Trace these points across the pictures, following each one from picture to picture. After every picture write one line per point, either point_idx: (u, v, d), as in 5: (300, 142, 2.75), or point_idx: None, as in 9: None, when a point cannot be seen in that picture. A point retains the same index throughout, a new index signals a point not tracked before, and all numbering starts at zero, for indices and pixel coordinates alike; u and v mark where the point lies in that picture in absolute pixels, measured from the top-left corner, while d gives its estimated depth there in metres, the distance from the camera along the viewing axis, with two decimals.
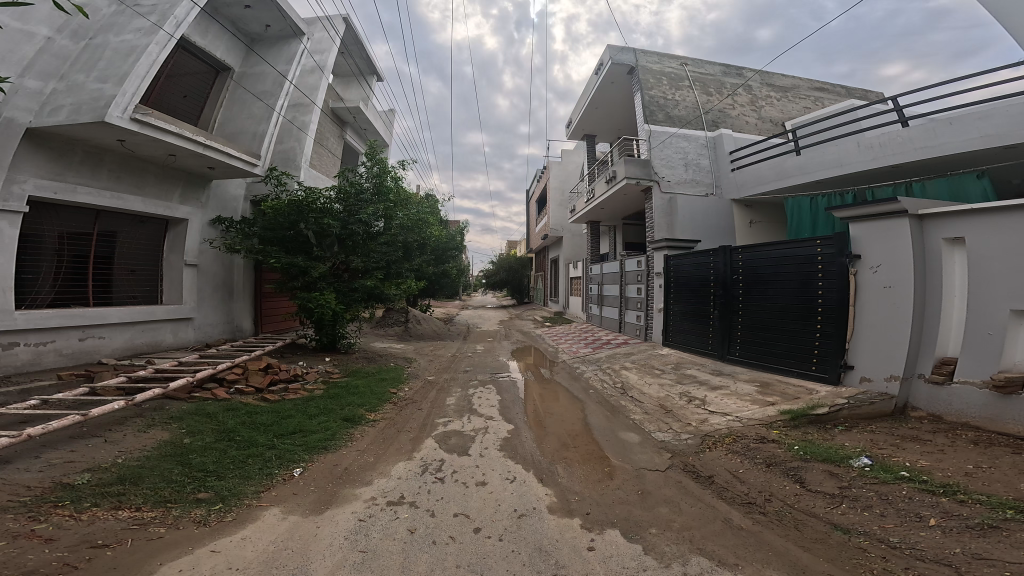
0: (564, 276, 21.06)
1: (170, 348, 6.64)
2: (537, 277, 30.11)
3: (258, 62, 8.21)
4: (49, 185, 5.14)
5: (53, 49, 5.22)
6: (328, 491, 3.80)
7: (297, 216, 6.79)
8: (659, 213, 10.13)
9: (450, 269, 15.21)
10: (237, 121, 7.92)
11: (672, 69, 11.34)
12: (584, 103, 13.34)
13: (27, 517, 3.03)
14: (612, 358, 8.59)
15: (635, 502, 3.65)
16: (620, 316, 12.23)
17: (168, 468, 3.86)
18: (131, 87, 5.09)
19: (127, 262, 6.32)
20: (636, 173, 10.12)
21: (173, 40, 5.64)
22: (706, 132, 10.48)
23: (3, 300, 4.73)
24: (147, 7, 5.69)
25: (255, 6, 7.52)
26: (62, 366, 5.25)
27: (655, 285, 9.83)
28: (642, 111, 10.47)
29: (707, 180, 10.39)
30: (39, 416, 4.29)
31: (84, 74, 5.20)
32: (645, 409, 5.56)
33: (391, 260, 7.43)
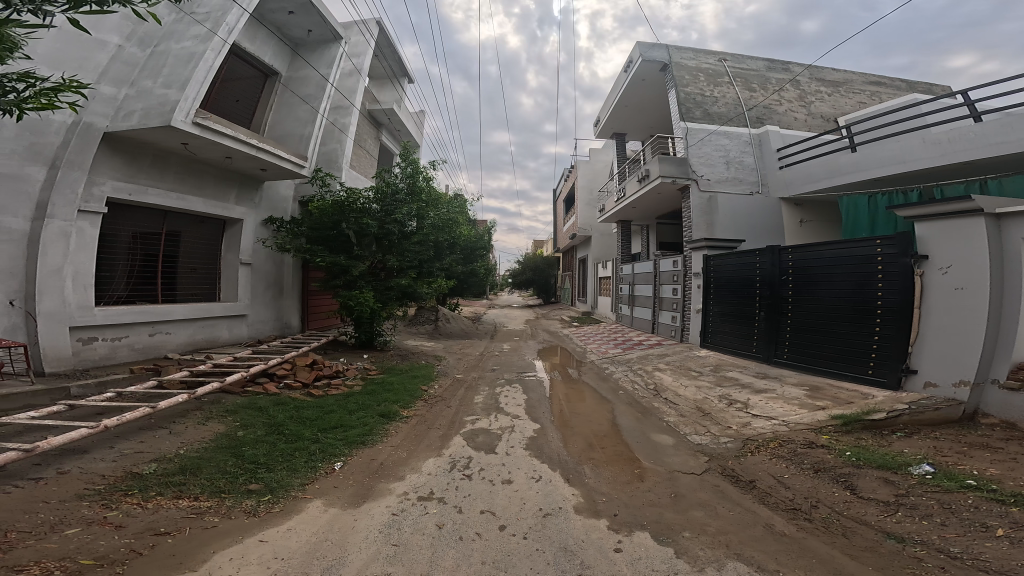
0: (592, 276, 20.84)
1: (227, 344, 7.15)
2: (563, 276, 29.86)
3: (303, 67, 8.76)
4: (124, 187, 5.68)
5: (122, 57, 5.70)
6: (365, 485, 3.94)
7: (339, 217, 7.13)
8: (697, 212, 9.74)
9: (479, 269, 15.34)
10: (285, 124, 8.47)
11: (710, 65, 11.08)
12: (613, 102, 13.15)
13: (100, 504, 3.32)
14: (645, 359, 8.36)
15: (668, 506, 3.54)
16: (654, 315, 11.87)
17: (223, 460, 4.13)
18: (192, 92, 5.59)
19: (189, 261, 6.87)
20: (671, 171, 9.73)
21: (225, 42, 6.10)
22: (750, 129, 10.16)
23: (85, 296, 5.25)
24: (201, 14, 6.15)
25: (298, 11, 8.02)
26: (133, 360, 5.75)
27: (693, 287, 9.53)
28: (677, 109, 10.16)
29: (750, 179, 9.89)
30: (113, 409, 4.69)
31: (151, 80, 5.67)
32: (681, 411, 5.36)
33: (423, 259, 7.68)
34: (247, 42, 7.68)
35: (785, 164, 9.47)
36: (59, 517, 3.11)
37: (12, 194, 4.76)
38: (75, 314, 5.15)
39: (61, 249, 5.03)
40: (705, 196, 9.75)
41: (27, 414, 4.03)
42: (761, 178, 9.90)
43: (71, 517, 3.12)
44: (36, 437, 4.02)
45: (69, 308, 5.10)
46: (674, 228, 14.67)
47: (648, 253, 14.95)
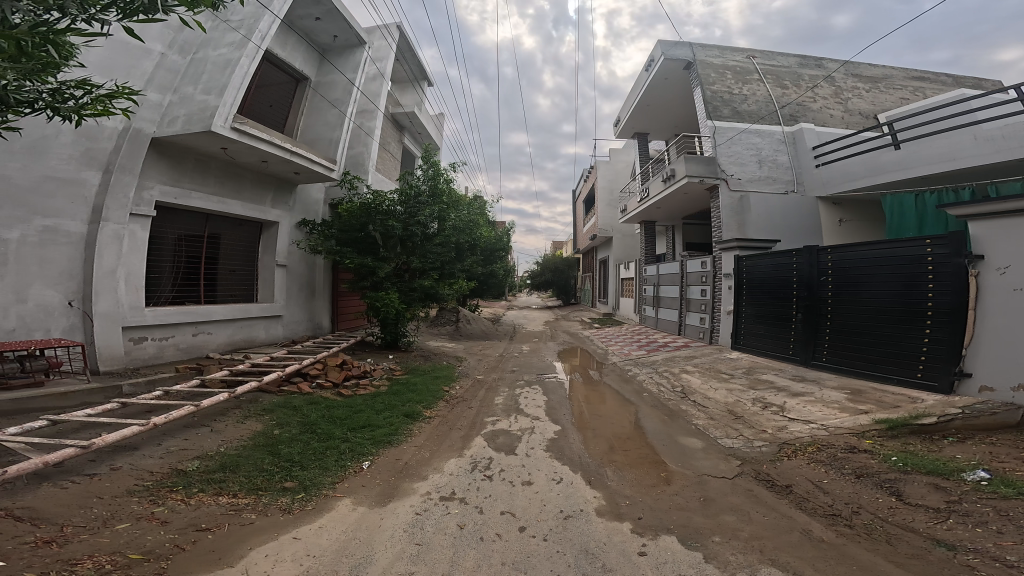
0: (614, 276, 20.64)
1: (263, 343, 7.45)
2: (584, 278, 29.69)
3: (331, 71, 8.93)
4: (170, 191, 5.95)
5: (166, 64, 5.89)
6: (390, 485, 3.99)
7: (366, 219, 7.36)
8: (728, 212, 9.50)
9: (498, 270, 15.41)
10: (316, 128, 8.62)
11: (737, 62, 10.90)
12: (634, 101, 13.00)
13: (149, 500, 3.49)
14: (671, 361, 8.14)
15: (697, 510, 3.42)
16: (680, 316, 11.61)
17: (260, 458, 4.27)
18: (230, 98, 5.77)
19: (228, 263, 7.19)
20: (698, 170, 9.60)
21: (260, 48, 6.21)
22: (783, 127, 9.87)
23: (136, 297, 5.57)
24: (236, 22, 6.28)
25: (325, 18, 8.21)
26: (178, 359, 6.06)
27: (723, 287, 9.25)
28: (704, 108, 9.97)
29: (786, 177, 9.61)
30: (161, 407, 4.91)
31: (192, 86, 5.87)
32: (710, 414, 5.17)
33: (445, 260, 7.78)
34: (277, 46, 7.87)
35: (822, 162, 9.13)
36: (111, 512, 3.27)
37: (70, 197, 5.05)
38: (127, 314, 5.49)
39: (114, 251, 5.35)
40: (736, 195, 9.48)
41: (84, 413, 4.28)
42: (796, 177, 9.57)
43: (122, 512, 3.28)
44: (92, 434, 4.26)
45: (122, 309, 5.43)
46: (701, 228, 14.33)
47: (674, 254, 14.66)
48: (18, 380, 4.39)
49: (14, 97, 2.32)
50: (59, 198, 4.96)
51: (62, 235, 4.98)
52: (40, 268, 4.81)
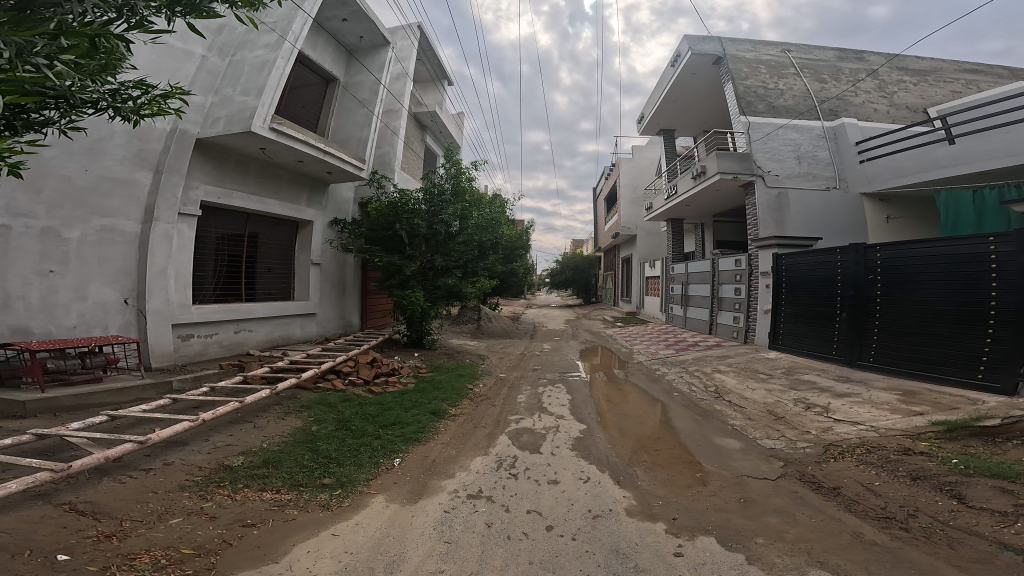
0: (637, 275, 20.22)
1: (299, 340, 7.79)
2: (605, 277, 29.23)
3: (360, 71, 9.10)
4: (214, 191, 6.27)
5: (208, 66, 6.16)
6: (420, 482, 3.99)
7: (393, 218, 7.54)
8: (765, 210, 9.14)
9: (519, 269, 15.31)
10: (346, 128, 8.78)
11: (770, 57, 10.69)
12: (660, 98, 12.85)
13: (198, 495, 3.64)
14: (703, 361, 7.81)
15: (736, 511, 3.26)
16: (711, 317, 11.23)
17: (301, 454, 4.38)
18: (267, 98, 6.00)
19: (267, 263, 7.50)
20: (732, 167, 9.29)
21: (293, 50, 6.48)
22: (823, 122, 9.43)
23: (183, 296, 5.90)
24: (269, 25, 6.53)
25: (351, 19, 8.40)
26: (222, 355, 6.37)
27: (759, 286, 8.88)
28: (737, 103, 9.74)
29: (828, 172, 9.14)
30: (207, 402, 5.09)
31: (232, 88, 6.13)
32: (748, 414, 4.89)
33: (468, 259, 7.91)
34: (308, 48, 8.06)
35: (867, 158, 8.70)
36: (165, 507, 3.43)
37: (125, 198, 5.36)
38: (176, 311, 5.81)
39: (164, 249, 5.67)
40: (773, 192, 9.10)
41: (139, 410, 4.54)
42: (838, 173, 9.13)
43: (175, 507, 3.44)
44: (147, 430, 4.50)
45: (172, 307, 5.77)
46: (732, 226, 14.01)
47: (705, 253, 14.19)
48: (79, 375, 4.71)
49: (80, 97, 2.60)
50: (115, 198, 5.28)
51: (118, 233, 5.31)
52: (98, 265, 5.13)
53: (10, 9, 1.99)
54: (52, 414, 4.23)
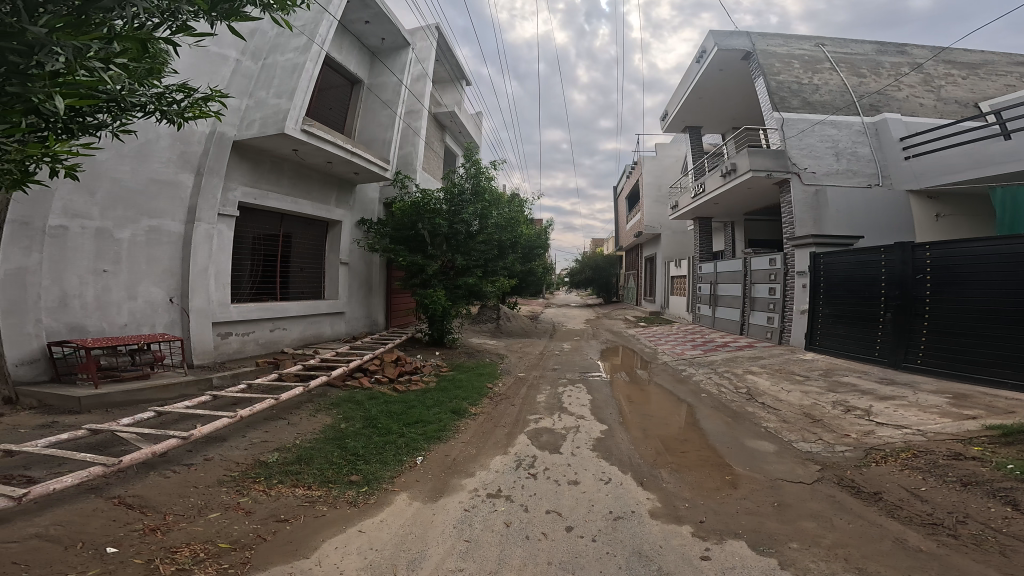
0: (661, 275, 19.81)
1: (330, 338, 8.10)
2: (627, 275, 28.69)
3: (383, 72, 9.19)
4: (251, 193, 6.58)
5: (242, 70, 6.37)
6: (441, 480, 3.99)
7: (415, 217, 7.68)
8: (801, 207, 8.78)
9: (538, 268, 15.23)
10: (370, 129, 8.98)
11: (804, 51, 10.40)
12: (686, 94, 12.59)
13: (235, 490, 3.77)
14: (733, 362, 7.51)
15: (769, 515, 3.09)
16: (742, 319, 10.87)
17: (330, 450, 4.45)
18: (298, 100, 6.22)
19: (299, 262, 7.80)
20: (766, 164, 8.96)
21: (320, 53, 6.63)
22: (863, 117, 9.08)
23: (222, 296, 6.22)
24: (299, 27, 6.70)
25: (373, 20, 8.46)
26: (258, 352, 6.68)
27: (795, 286, 8.50)
28: (770, 99, 9.44)
29: (869, 169, 8.80)
30: (244, 399, 5.28)
31: (266, 91, 6.37)
32: (783, 416, 4.66)
33: (488, 258, 8.04)
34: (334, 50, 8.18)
35: (913, 154, 8.27)
36: (205, 501, 3.57)
37: (170, 199, 5.65)
38: (216, 310, 6.13)
39: (206, 249, 6.00)
40: (809, 189, 8.77)
41: (183, 405, 4.75)
42: (881, 170, 8.76)
43: (214, 502, 3.57)
44: (190, 425, 4.71)
45: (213, 305, 6.09)
46: (766, 224, 13.49)
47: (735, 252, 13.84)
48: (130, 372, 5.01)
49: (131, 99, 2.84)
50: (161, 199, 5.55)
51: (164, 234, 5.61)
52: (146, 265, 5.44)
53: (70, 14, 2.23)
54: (105, 409, 4.50)
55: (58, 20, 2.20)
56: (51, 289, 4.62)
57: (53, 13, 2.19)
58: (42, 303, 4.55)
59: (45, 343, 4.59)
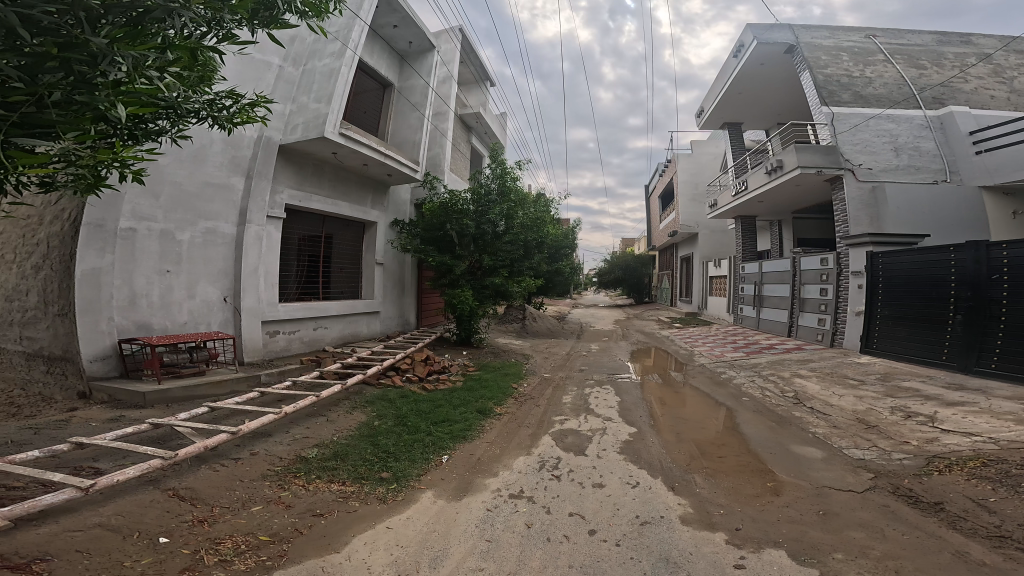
0: (699, 275, 19.14)
1: (365, 337, 8.51)
2: (661, 275, 27.92)
3: (411, 76, 9.50)
4: (296, 195, 7.01)
5: (284, 76, 6.78)
6: (466, 479, 3.95)
7: (444, 218, 7.89)
8: (856, 204, 8.37)
9: (566, 268, 15.02)
10: (402, 131, 9.35)
11: (853, 42, 10.07)
12: (722, 90, 12.29)
13: (277, 485, 3.89)
14: (779, 364, 7.08)
15: (813, 524, 2.81)
16: (788, 321, 10.44)
17: (364, 447, 4.52)
18: (336, 104, 6.57)
19: (339, 263, 8.22)
20: (817, 161, 8.62)
21: (354, 57, 6.98)
22: (926, 110, 8.72)
23: (271, 296, 6.66)
24: (334, 33, 7.05)
25: (400, 25, 8.73)
26: (301, 350, 7.09)
27: (850, 286, 8.07)
28: (816, 94, 9.14)
29: (935, 165, 8.40)
30: (288, 396, 5.51)
31: (306, 95, 6.78)
32: (833, 422, 4.30)
33: (515, 258, 8.11)
34: (367, 54, 8.51)
35: (985, 148, 7.89)
36: (249, 494, 3.70)
37: (224, 201, 6.09)
38: (266, 309, 6.55)
39: (256, 250, 6.43)
40: (866, 186, 8.36)
41: (234, 401, 5.01)
42: (949, 165, 8.35)
43: (257, 496, 3.69)
44: (238, 420, 4.94)
45: (262, 305, 6.52)
46: (816, 223, 12.96)
47: (782, 252, 13.32)
48: (188, 368, 5.40)
49: (187, 106, 3.17)
50: (216, 202, 5.99)
51: (219, 235, 6.06)
52: (204, 266, 5.88)
53: (129, 25, 2.46)
54: (166, 404, 4.84)
55: (118, 31, 2.44)
56: (122, 288, 5.06)
57: (113, 25, 2.43)
58: (115, 302, 4.98)
59: (116, 340, 5.00)
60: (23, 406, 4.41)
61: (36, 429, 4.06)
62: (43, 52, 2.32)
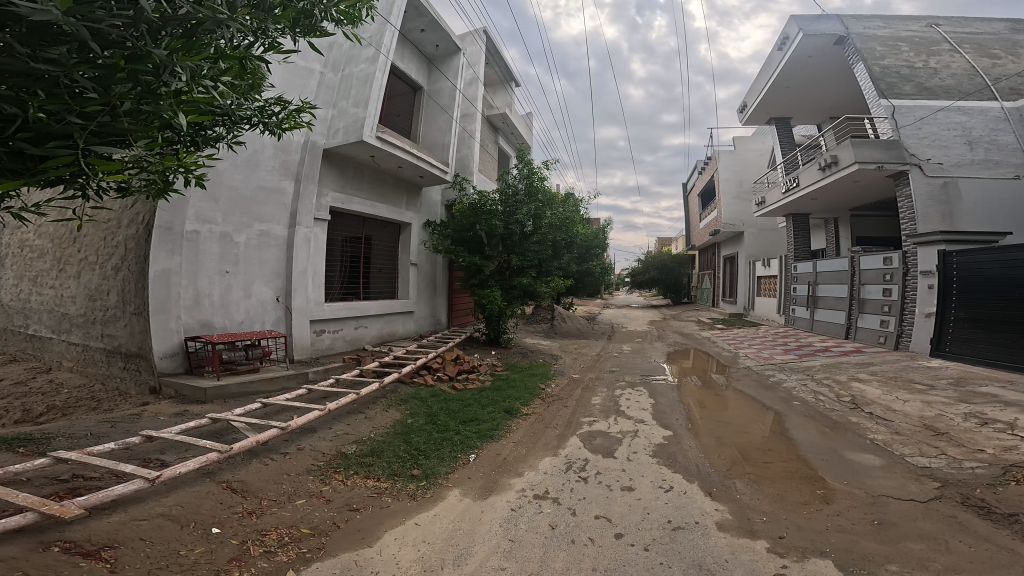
0: (745, 273, 18.35)
1: (401, 336, 8.88)
2: (702, 275, 26.99)
3: (440, 79, 9.81)
4: (338, 197, 7.37)
5: (326, 82, 7.13)
6: (490, 479, 3.88)
7: (474, 219, 8.01)
8: (924, 201, 7.91)
9: (595, 268, 14.71)
10: (433, 134, 9.68)
11: (912, 32, 9.74)
12: (766, 85, 11.78)
13: (320, 479, 3.96)
14: (835, 368, 6.60)
15: (864, 533, 2.53)
16: (844, 323, 10.10)
17: (397, 445, 4.56)
18: (372, 109, 6.89)
19: (378, 263, 8.60)
20: (878, 156, 8.26)
21: (388, 61, 7.24)
22: (1002, 102, 8.20)
23: (318, 296, 7.07)
24: (367, 38, 7.32)
25: (428, 28, 9.00)
26: (343, 349, 7.46)
27: (917, 286, 7.90)
28: (872, 88, 8.73)
29: (1014, 160, 7.85)
30: (331, 393, 5.70)
31: (346, 100, 7.11)
32: (895, 428, 3.94)
33: (543, 258, 8.20)
34: (399, 60, 8.83)
35: None
36: (294, 488, 3.78)
37: (276, 205, 6.51)
38: (313, 308, 6.96)
39: (305, 251, 6.85)
40: (935, 181, 7.91)
41: (284, 398, 5.26)
42: None
43: (300, 489, 3.77)
44: (287, 416, 5.16)
45: (310, 304, 6.92)
46: (879, 220, 12.25)
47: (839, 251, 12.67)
48: (244, 365, 5.77)
49: (237, 108, 3.42)
50: (269, 205, 6.41)
51: (272, 237, 6.48)
52: (259, 267, 6.30)
53: (183, 38, 2.62)
54: (225, 399, 5.19)
55: (176, 44, 2.61)
56: (189, 288, 5.50)
57: (171, 38, 2.59)
58: (182, 302, 5.42)
59: (183, 338, 5.44)
60: (104, 401, 5.09)
61: (113, 423, 4.49)
62: (112, 64, 2.42)
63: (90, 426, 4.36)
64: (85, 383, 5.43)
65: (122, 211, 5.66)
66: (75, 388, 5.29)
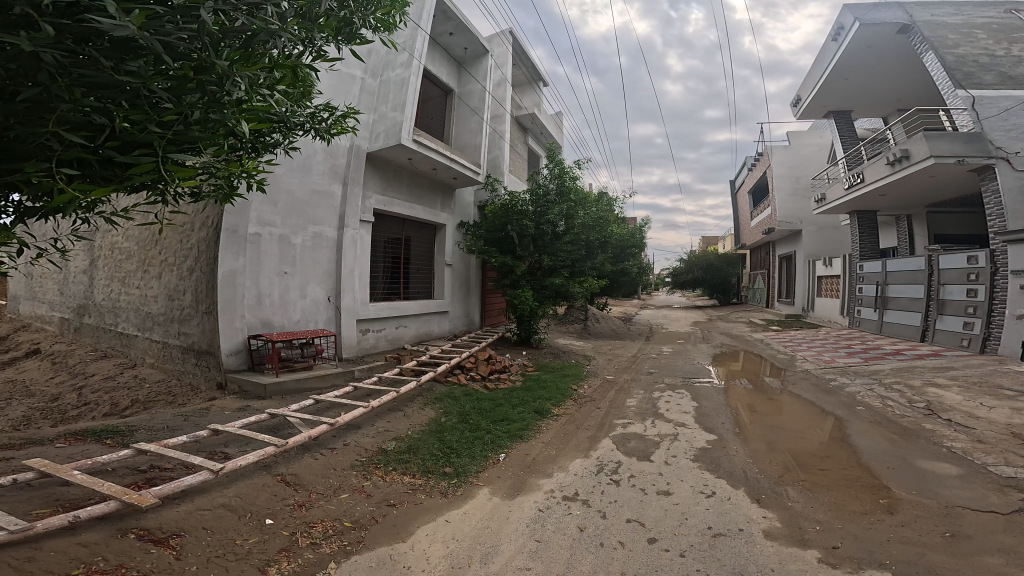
0: (802, 272, 17.35)
1: (437, 336, 9.09)
2: (751, 275, 25.74)
3: (469, 80, 10.04)
4: (380, 199, 7.69)
5: (366, 87, 7.49)
6: (518, 479, 3.79)
7: (505, 219, 8.07)
8: (1015, 196, 7.30)
9: (632, 268, 14.27)
10: (466, 136, 9.93)
11: (992, 18, 9.03)
12: (821, 78, 11.12)
13: (361, 474, 4.03)
14: (905, 373, 5.99)
15: (935, 547, 2.24)
16: (915, 326, 9.27)
17: (431, 443, 4.58)
18: (408, 112, 7.19)
19: (416, 264, 8.87)
20: (958, 151, 7.61)
21: (421, 65, 7.52)
22: None
23: (364, 296, 7.39)
24: (401, 43, 7.61)
25: (456, 31, 9.27)
26: (384, 348, 7.73)
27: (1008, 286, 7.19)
28: (945, 79, 8.15)
29: None
30: (375, 391, 5.86)
31: (384, 105, 7.44)
32: (978, 436, 3.56)
33: (575, 258, 8.17)
34: (430, 64, 9.13)
35: None
36: (339, 482, 3.86)
37: (327, 207, 6.87)
38: (359, 309, 7.26)
39: (353, 253, 7.16)
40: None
41: (333, 395, 5.46)
42: None
43: (343, 483, 3.84)
44: (337, 412, 5.36)
45: (357, 304, 7.22)
46: (958, 216, 11.18)
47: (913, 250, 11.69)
48: (299, 363, 6.09)
49: (286, 110, 3.61)
50: (321, 208, 6.78)
51: (324, 239, 6.84)
52: (312, 267, 6.67)
53: (241, 48, 2.72)
54: (281, 395, 5.48)
55: (232, 52, 2.69)
56: (251, 288, 5.91)
57: (231, 48, 2.69)
58: (245, 302, 5.83)
59: (246, 336, 5.84)
60: (179, 395, 5.58)
61: (186, 416, 4.85)
62: (182, 74, 2.49)
63: (167, 419, 4.75)
64: (163, 379, 6.03)
65: (195, 215, 6.22)
66: (155, 384, 5.88)
